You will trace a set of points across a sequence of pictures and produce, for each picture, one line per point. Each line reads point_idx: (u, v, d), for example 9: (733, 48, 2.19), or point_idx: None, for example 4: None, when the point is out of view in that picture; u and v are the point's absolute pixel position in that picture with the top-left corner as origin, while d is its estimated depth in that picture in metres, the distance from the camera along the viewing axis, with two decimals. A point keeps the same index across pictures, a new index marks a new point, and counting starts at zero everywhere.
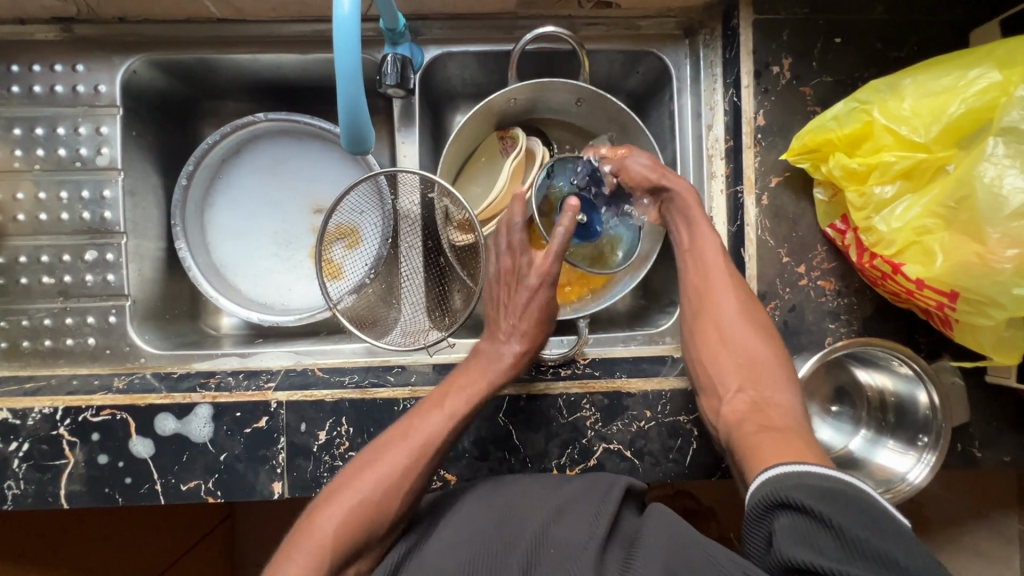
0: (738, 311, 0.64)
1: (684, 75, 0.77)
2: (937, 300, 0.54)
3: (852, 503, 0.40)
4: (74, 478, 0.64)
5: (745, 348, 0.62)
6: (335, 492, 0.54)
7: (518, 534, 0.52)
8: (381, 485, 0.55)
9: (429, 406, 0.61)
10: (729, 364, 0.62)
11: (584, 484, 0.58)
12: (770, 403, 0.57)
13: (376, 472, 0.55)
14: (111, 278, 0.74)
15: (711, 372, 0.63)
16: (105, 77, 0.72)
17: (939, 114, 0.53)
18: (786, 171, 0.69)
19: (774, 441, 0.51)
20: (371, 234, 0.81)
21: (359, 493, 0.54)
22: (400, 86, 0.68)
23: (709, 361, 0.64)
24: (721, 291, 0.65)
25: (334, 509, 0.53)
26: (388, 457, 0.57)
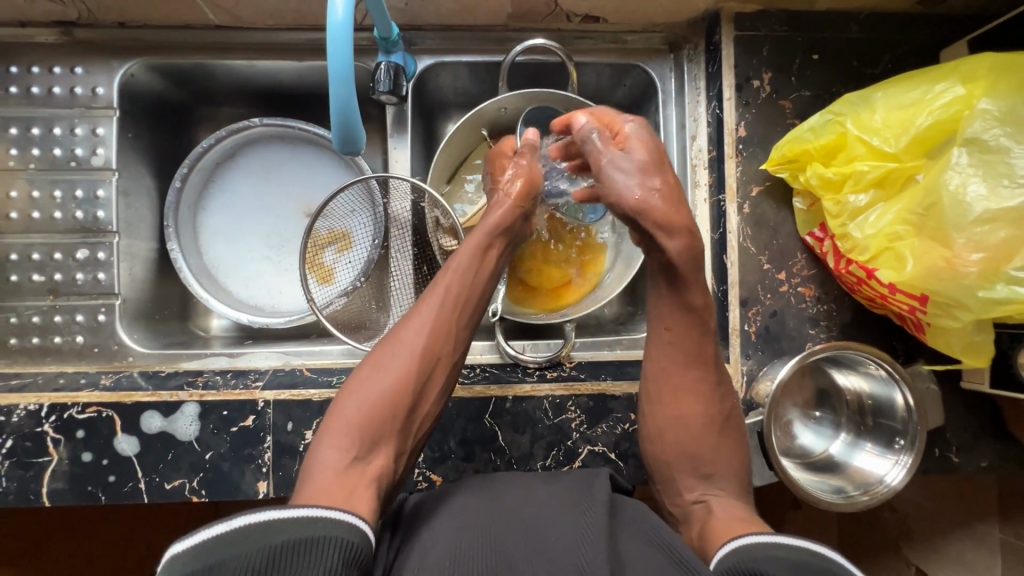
0: (693, 402, 0.64)
1: (668, 88, 0.80)
2: (908, 304, 0.56)
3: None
4: (57, 476, 0.64)
5: (700, 439, 0.63)
6: (360, 375, 0.58)
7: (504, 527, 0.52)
8: (402, 359, 0.58)
9: (434, 282, 0.63)
10: (682, 460, 0.62)
11: (566, 482, 0.58)
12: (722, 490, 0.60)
13: (398, 349, 0.59)
14: (102, 277, 0.74)
15: (668, 454, 0.63)
16: (102, 80, 0.74)
17: (908, 125, 0.56)
18: (766, 181, 0.71)
19: (725, 520, 0.54)
20: (362, 238, 0.82)
21: (383, 370, 0.57)
22: (392, 93, 0.70)
23: (664, 442, 0.63)
24: (684, 386, 0.64)
25: (358, 389, 0.56)
26: (404, 336, 0.60)
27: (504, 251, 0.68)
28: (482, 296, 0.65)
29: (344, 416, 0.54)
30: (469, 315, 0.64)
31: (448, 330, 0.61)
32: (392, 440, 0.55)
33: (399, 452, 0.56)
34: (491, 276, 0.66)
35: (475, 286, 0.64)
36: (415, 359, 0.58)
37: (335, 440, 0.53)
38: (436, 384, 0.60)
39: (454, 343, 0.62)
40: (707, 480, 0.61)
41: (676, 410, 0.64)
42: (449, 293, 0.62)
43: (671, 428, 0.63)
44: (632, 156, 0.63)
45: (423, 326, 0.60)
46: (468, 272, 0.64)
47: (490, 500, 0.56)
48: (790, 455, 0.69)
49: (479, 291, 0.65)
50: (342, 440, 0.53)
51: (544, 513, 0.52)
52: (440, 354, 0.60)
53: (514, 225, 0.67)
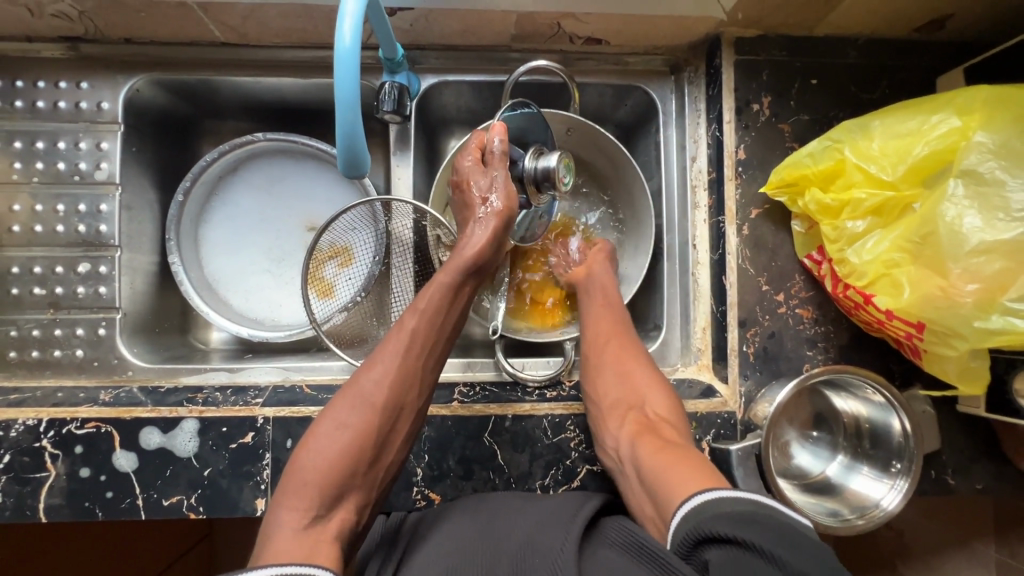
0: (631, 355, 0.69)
1: (669, 109, 0.81)
2: (906, 331, 0.56)
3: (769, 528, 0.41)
4: (55, 492, 0.64)
5: (634, 376, 0.67)
6: (319, 429, 0.57)
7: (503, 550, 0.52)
8: (364, 410, 0.58)
9: (399, 325, 0.63)
10: (621, 402, 0.65)
11: (561, 503, 0.58)
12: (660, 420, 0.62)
13: (358, 401, 0.58)
14: (103, 290, 0.74)
15: (607, 396, 0.66)
16: (108, 95, 0.74)
17: (905, 155, 0.57)
18: (765, 203, 0.72)
19: (662, 454, 0.55)
20: (363, 254, 0.83)
21: (342, 425, 0.57)
22: (396, 112, 0.71)
23: (604, 389, 0.67)
24: (625, 340, 0.70)
25: (317, 443, 0.55)
26: (364, 385, 0.59)
27: (471, 292, 0.68)
28: (445, 339, 0.65)
29: (304, 472, 0.53)
30: (432, 359, 0.64)
31: (411, 377, 0.61)
32: (355, 493, 0.55)
33: (363, 503, 0.56)
34: (456, 319, 0.66)
35: (440, 330, 0.64)
36: (377, 410, 0.58)
37: (293, 499, 0.52)
38: (399, 433, 0.60)
39: (417, 389, 0.61)
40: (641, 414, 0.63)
41: (613, 357, 0.69)
42: (414, 338, 0.62)
43: (608, 369, 0.68)
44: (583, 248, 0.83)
45: (385, 373, 0.60)
46: (434, 316, 0.64)
47: (487, 520, 0.56)
48: (787, 476, 0.69)
49: (443, 336, 0.65)
50: (299, 498, 0.52)
51: (536, 532, 0.52)
52: (403, 402, 0.60)
53: (486, 260, 0.67)
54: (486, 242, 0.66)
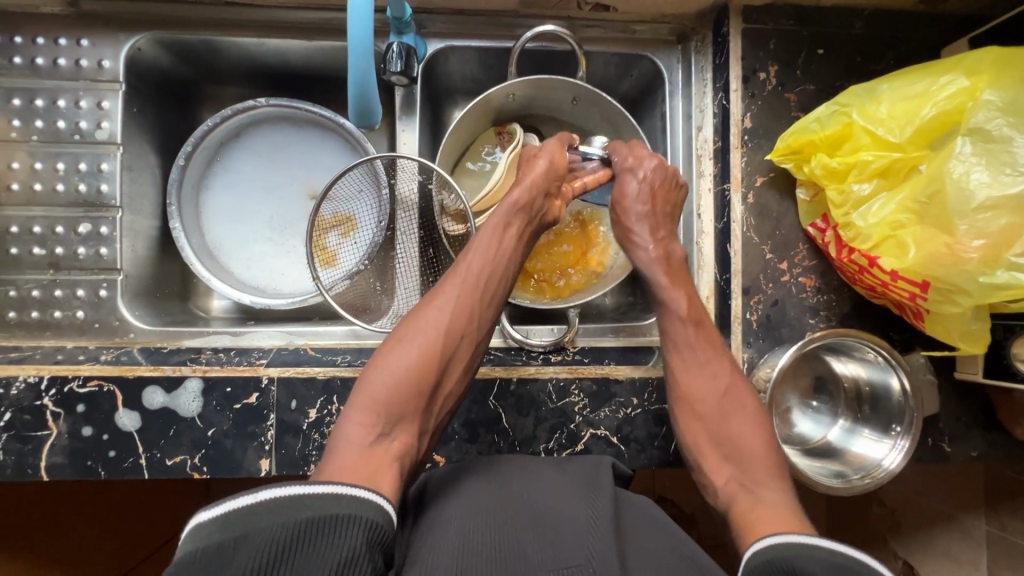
0: (716, 393, 0.63)
1: (675, 79, 0.81)
2: (910, 292, 0.57)
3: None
4: (56, 450, 0.63)
5: (730, 422, 0.61)
6: (385, 351, 0.56)
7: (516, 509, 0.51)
8: (427, 334, 0.57)
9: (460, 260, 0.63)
10: (714, 450, 0.60)
11: (574, 473, 0.58)
12: (759, 486, 0.56)
13: (423, 327, 0.58)
14: (104, 252, 0.73)
15: (699, 453, 0.61)
16: (109, 53, 0.73)
17: (913, 116, 0.57)
18: (770, 171, 0.73)
19: (761, 512, 0.52)
20: (367, 221, 0.83)
21: (409, 347, 0.56)
22: (404, 74, 0.70)
23: (696, 441, 0.62)
24: (704, 374, 0.64)
25: (385, 364, 0.55)
26: (426, 312, 0.59)
27: (524, 230, 0.66)
28: (505, 275, 0.64)
29: (369, 391, 0.53)
30: (492, 295, 0.63)
31: (471, 308, 0.60)
32: (417, 418, 0.54)
33: (423, 429, 0.55)
34: (513, 256, 0.65)
35: (497, 264, 0.64)
36: (439, 336, 0.57)
37: (361, 415, 0.52)
38: (459, 363, 0.59)
39: (476, 322, 0.60)
40: (740, 472, 0.58)
41: (702, 398, 0.62)
42: (471, 271, 0.62)
43: (698, 417, 0.62)
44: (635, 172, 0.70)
45: (445, 304, 0.59)
46: (491, 249, 0.64)
47: (501, 485, 0.56)
48: (790, 443, 0.70)
49: (502, 270, 0.64)
50: (366, 415, 0.52)
51: (556, 503, 0.52)
52: (463, 332, 0.59)
53: (535, 205, 0.66)
54: (535, 184, 0.66)
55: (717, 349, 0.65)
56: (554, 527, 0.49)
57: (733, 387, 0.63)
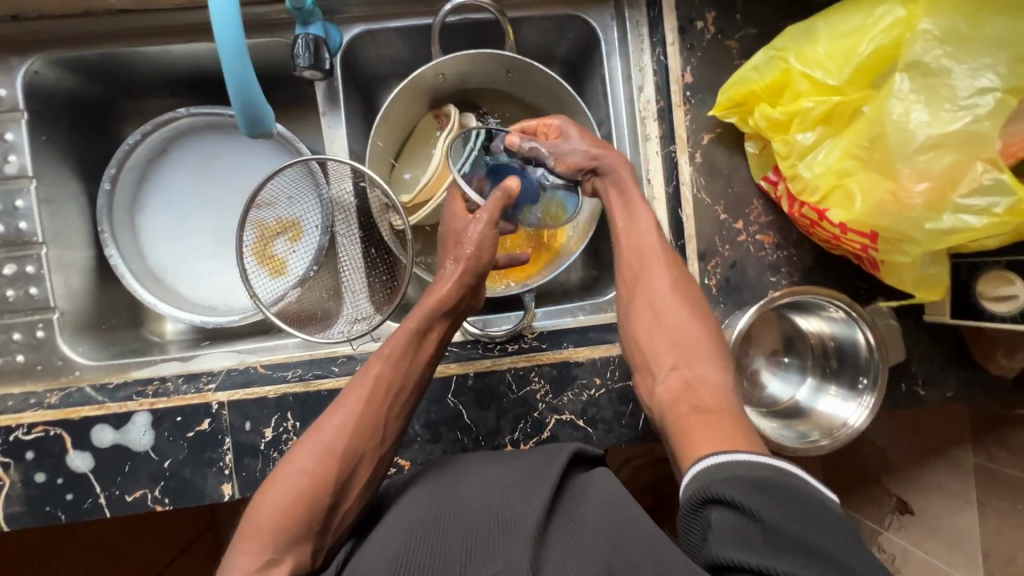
0: (674, 288, 0.64)
1: (611, 38, 0.75)
2: (861, 244, 0.54)
3: (786, 494, 0.41)
4: (12, 499, 0.62)
5: (677, 312, 0.63)
6: (279, 474, 0.55)
7: (458, 518, 0.50)
8: (322, 457, 0.55)
9: (364, 371, 0.62)
10: (664, 346, 0.62)
11: (525, 465, 0.56)
12: (701, 382, 0.58)
13: (317, 448, 0.56)
14: (34, 291, 0.70)
15: (644, 351, 0.63)
16: (3, 80, 0.68)
17: (851, 55, 0.53)
18: (716, 127, 0.69)
19: (701, 415, 0.54)
20: (311, 226, 0.80)
21: (301, 471, 0.54)
22: (316, 68, 0.66)
23: (644, 339, 0.63)
24: (661, 270, 0.66)
25: (275, 490, 0.53)
26: (328, 431, 0.57)
27: (441, 337, 0.66)
28: (413, 385, 0.63)
29: (259, 519, 0.52)
30: (401, 404, 0.62)
31: (374, 425, 0.59)
32: (311, 540, 0.52)
33: (318, 548, 0.53)
34: (423, 369, 0.64)
35: (405, 377, 0.62)
36: (337, 458, 0.55)
37: (246, 543, 0.51)
38: (356, 483, 0.56)
39: (381, 436, 0.59)
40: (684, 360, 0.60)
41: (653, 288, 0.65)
42: (378, 384, 0.60)
43: (650, 311, 0.64)
44: (570, 136, 0.70)
45: (344, 422, 0.58)
46: (399, 361, 0.62)
47: (445, 489, 0.54)
48: (757, 406, 0.68)
49: (412, 380, 0.63)
50: (252, 543, 0.51)
51: (494, 501, 0.51)
52: (366, 449, 0.58)
53: (450, 307, 0.66)
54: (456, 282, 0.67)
55: (667, 261, 0.66)
56: (488, 529, 0.47)
57: (693, 287, 0.65)
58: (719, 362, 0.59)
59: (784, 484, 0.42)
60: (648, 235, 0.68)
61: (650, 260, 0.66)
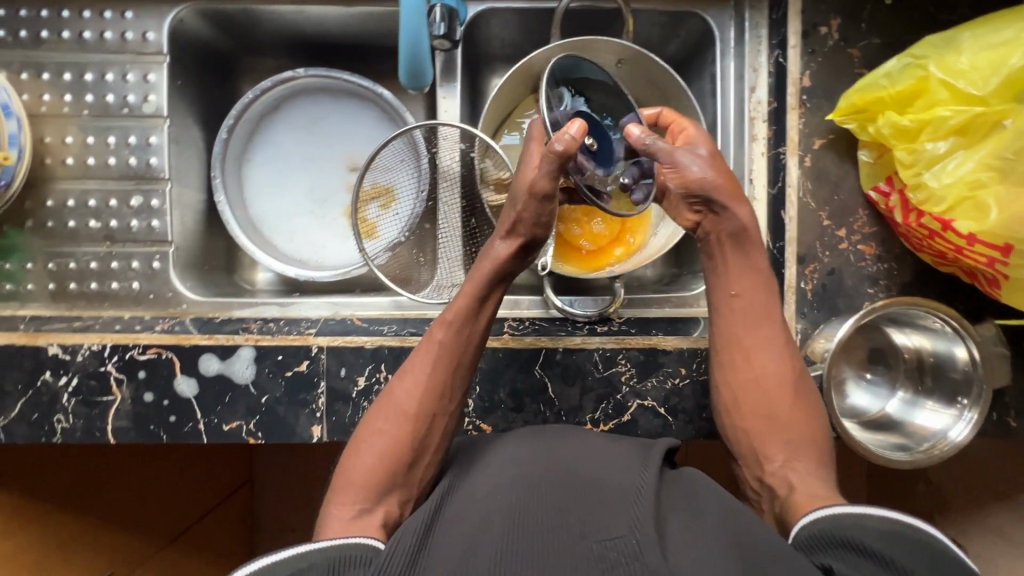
0: (782, 376, 0.64)
1: (727, 37, 0.75)
2: (988, 256, 0.54)
3: (913, 544, 0.42)
4: (120, 414, 0.66)
5: (777, 402, 0.63)
6: (362, 437, 0.60)
7: (564, 477, 0.51)
8: (397, 420, 0.60)
9: (428, 336, 0.64)
10: (764, 428, 0.63)
11: (622, 449, 0.57)
12: (806, 476, 0.58)
13: (393, 411, 0.61)
14: (155, 224, 0.74)
15: (749, 440, 0.63)
16: (153, 24, 0.73)
17: (999, 66, 0.53)
18: (830, 133, 0.69)
19: (810, 498, 0.54)
20: (406, 193, 0.82)
21: (379, 432, 0.60)
22: (446, 37, 0.68)
23: (747, 424, 0.64)
24: (772, 351, 0.64)
25: (360, 451, 0.59)
26: (398, 397, 0.62)
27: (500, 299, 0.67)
28: (474, 348, 0.65)
29: (350, 474, 0.57)
30: (465, 367, 0.64)
31: (441, 388, 0.62)
32: (398, 491, 0.57)
33: (407, 498, 0.58)
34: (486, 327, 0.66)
35: (468, 341, 0.64)
36: (410, 419, 0.60)
37: (342, 495, 0.56)
38: (433, 439, 0.61)
39: (449, 396, 0.63)
40: (788, 448, 0.61)
41: (764, 372, 0.64)
42: (441, 349, 0.63)
43: (752, 395, 0.64)
44: (698, 151, 0.64)
45: (414, 384, 0.62)
46: (462, 325, 0.64)
47: (546, 451, 0.55)
48: (845, 416, 0.68)
49: (473, 345, 0.65)
50: (347, 494, 0.56)
51: (598, 469, 0.52)
52: (435, 410, 0.62)
53: (510, 269, 0.66)
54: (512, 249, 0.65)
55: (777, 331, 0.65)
56: (598, 495, 0.48)
57: (803, 376, 0.64)
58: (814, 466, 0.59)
59: (914, 539, 0.43)
60: (758, 313, 0.65)
61: (753, 337, 0.65)
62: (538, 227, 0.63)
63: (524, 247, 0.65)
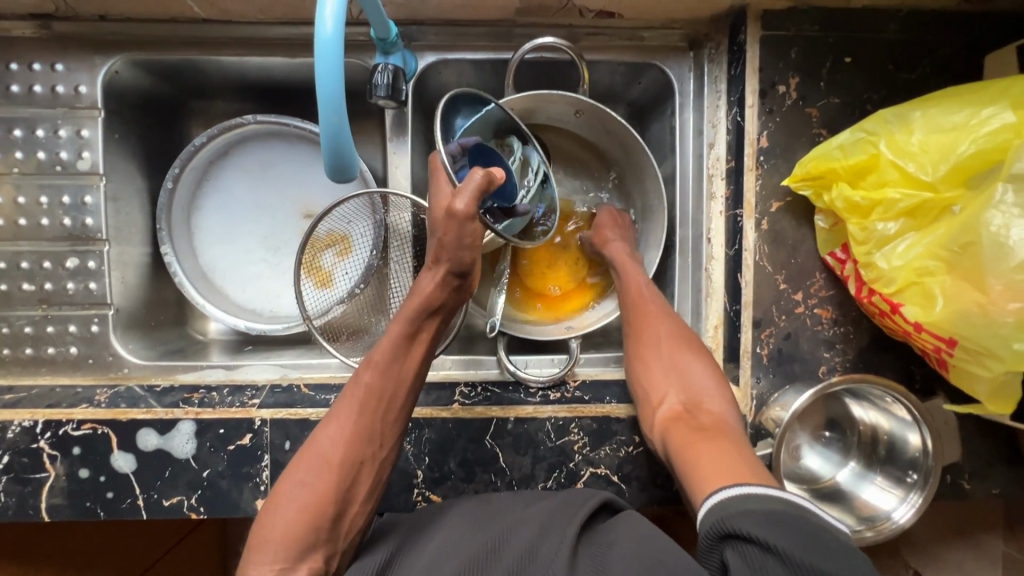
0: (670, 329, 0.67)
1: (687, 89, 0.74)
2: (935, 345, 0.53)
3: (776, 513, 0.41)
4: (55, 492, 0.63)
5: (670, 351, 0.66)
6: (281, 490, 0.56)
7: (500, 556, 0.50)
8: (322, 471, 0.56)
9: (354, 379, 0.62)
10: (660, 371, 0.65)
11: (558, 503, 0.57)
12: (700, 408, 0.60)
13: (317, 462, 0.57)
14: (93, 286, 0.72)
15: (644, 387, 0.65)
16: (85, 77, 0.70)
17: (948, 153, 0.52)
18: (787, 196, 0.67)
19: (701, 436, 0.56)
20: (360, 244, 0.79)
21: (301, 486, 0.55)
22: (391, 98, 0.66)
23: (646, 376, 0.66)
24: (662, 311, 0.69)
25: (280, 506, 0.54)
26: (322, 446, 0.58)
27: (432, 335, 0.65)
28: (405, 391, 0.62)
29: (270, 530, 0.53)
30: (397, 408, 0.62)
31: (371, 432, 0.59)
32: (321, 548, 0.53)
33: (331, 554, 0.54)
34: (418, 364, 0.64)
35: (398, 379, 0.62)
36: (335, 469, 0.56)
37: (259, 556, 0.52)
38: (361, 488, 0.57)
39: (380, 441, 0.60)
40: (680, 393, 0.63)
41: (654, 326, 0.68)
42: (369, 392, 0.60)
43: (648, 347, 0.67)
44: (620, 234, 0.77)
45: (341, 429, 0.58)
46: (390, 366, 0.62)
47: (484, 526, 0.55)
48: (797, 481, 0.67)
49: (406, 384, 0.62)
50: (265, 554, 0.51)
51: (533, 539, 0.51)
52: (364, 456, 0.58)
53: (437, 305, 0.65)
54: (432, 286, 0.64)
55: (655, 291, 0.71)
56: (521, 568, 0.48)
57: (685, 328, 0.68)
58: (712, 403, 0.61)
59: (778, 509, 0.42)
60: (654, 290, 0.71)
61: (644, 297, 0.70)
62: (461, 248, 0.61)
63: (450, 272, 0.64)
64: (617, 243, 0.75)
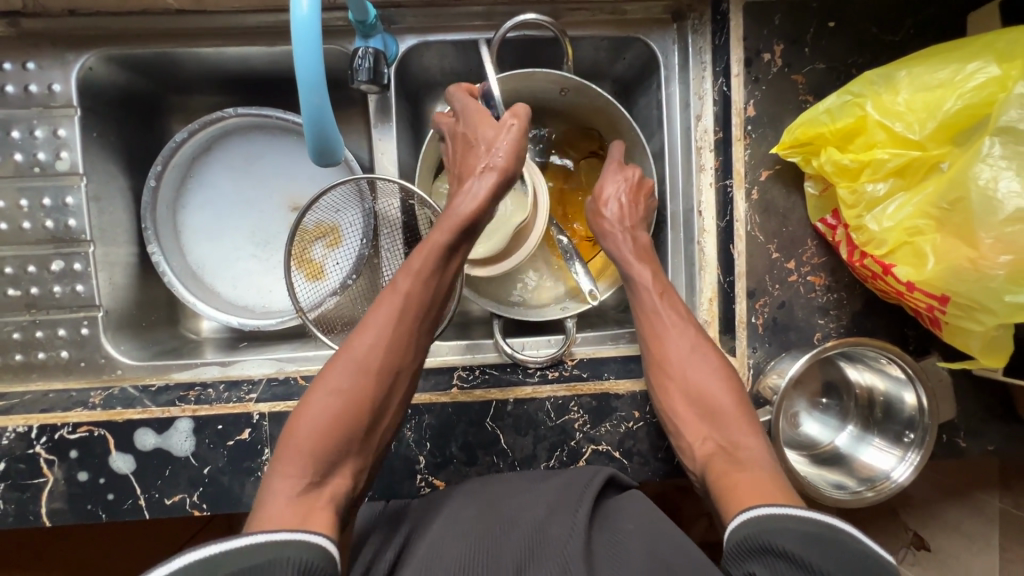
0: (689, 349, 0.63)
1: (671, 62, 0.74)
2: (927, 303, 0.54)
3: (826, 545, 0.40)
4: (54, 496, 0.63)
5: (695, 374, 0.62)
6: (313, 395, 0.54)
7: (506, 533, 0.50)
8: (358, 377, 0.55)
9: (393, 285, 0.59)
10: (689, 403, 0.61)
11: (561, 484, 0.57)
12: (737, 444, 0.57)
13: (351, 365, 0.55)
14: (80, 288, 0.71)
15: (674, 422, 0.62)
16: (58, 75, 0.68)
17: (935, 110, 0.52)
18: (775, 164, 0.67)
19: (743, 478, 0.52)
20: (351, 233, 0.78)
21: (335, 391, 0.54)
22: (373, 82, 0.65)
23: (670, 404, 0.62)
24: (679, 325, 0.65)
25: (311, 409, 0.52)
26: (357, 351, 0.56)
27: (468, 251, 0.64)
28: (440, 302, 0.61)
29: (299, 432, 0.51)
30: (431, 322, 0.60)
31: (406, 344, 0.58)
32: (352, 460, 0.53)
33: (359, 467, 0.53)
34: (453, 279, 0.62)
35: (436, 291, 0.60)
36: (371, 376, 0.55)
37: (286, 466, 0.49)
38: (394, 403, 0.57)
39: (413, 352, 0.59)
40: (714, 424, 0.59)
41: (673, 347, 0.64)
42: (409, 300, 0.59)
43: (669, 373, 0.63)
44: (617, 193, 0.71)
45: (380, 336, 0.57)
46: (430, 279, 0.60)
47: (489, 507, 0.55)
48: (797, 447, 0.68)
49: (441, 294, 0.61)
50: (291, 465, 0.49)
51: (538, 519, 0.51)
52: (400, 367, 0.57)
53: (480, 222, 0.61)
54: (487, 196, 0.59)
55: (675, 306, 0.66)
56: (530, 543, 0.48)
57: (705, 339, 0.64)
58: (748, 428, 0.58)
59: (831, 539, 0.40)
60: (673, 306, 0.66)
61: (664, 302, 0.66)
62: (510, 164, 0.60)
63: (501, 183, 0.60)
64: (613, 221, 0.70)
